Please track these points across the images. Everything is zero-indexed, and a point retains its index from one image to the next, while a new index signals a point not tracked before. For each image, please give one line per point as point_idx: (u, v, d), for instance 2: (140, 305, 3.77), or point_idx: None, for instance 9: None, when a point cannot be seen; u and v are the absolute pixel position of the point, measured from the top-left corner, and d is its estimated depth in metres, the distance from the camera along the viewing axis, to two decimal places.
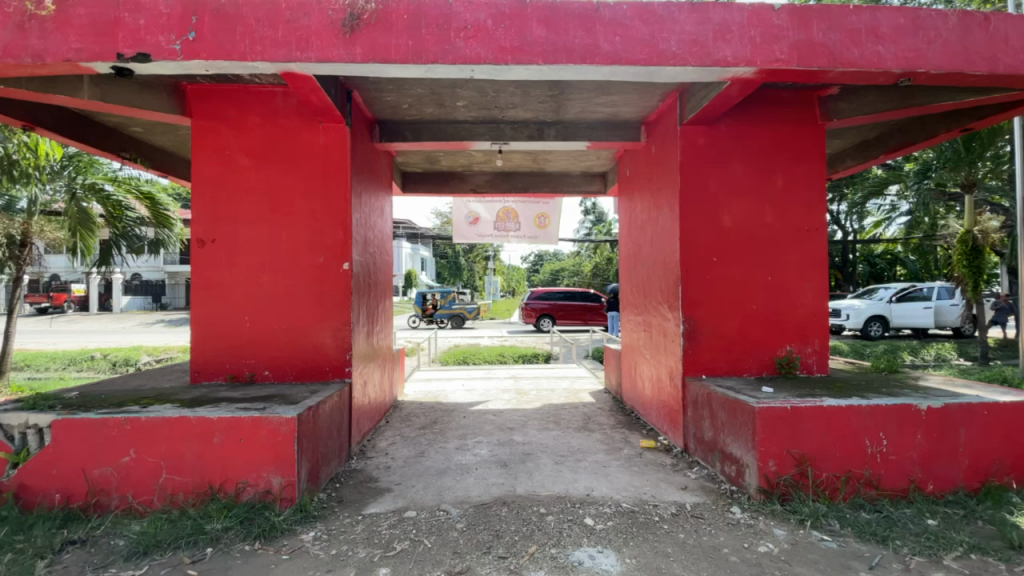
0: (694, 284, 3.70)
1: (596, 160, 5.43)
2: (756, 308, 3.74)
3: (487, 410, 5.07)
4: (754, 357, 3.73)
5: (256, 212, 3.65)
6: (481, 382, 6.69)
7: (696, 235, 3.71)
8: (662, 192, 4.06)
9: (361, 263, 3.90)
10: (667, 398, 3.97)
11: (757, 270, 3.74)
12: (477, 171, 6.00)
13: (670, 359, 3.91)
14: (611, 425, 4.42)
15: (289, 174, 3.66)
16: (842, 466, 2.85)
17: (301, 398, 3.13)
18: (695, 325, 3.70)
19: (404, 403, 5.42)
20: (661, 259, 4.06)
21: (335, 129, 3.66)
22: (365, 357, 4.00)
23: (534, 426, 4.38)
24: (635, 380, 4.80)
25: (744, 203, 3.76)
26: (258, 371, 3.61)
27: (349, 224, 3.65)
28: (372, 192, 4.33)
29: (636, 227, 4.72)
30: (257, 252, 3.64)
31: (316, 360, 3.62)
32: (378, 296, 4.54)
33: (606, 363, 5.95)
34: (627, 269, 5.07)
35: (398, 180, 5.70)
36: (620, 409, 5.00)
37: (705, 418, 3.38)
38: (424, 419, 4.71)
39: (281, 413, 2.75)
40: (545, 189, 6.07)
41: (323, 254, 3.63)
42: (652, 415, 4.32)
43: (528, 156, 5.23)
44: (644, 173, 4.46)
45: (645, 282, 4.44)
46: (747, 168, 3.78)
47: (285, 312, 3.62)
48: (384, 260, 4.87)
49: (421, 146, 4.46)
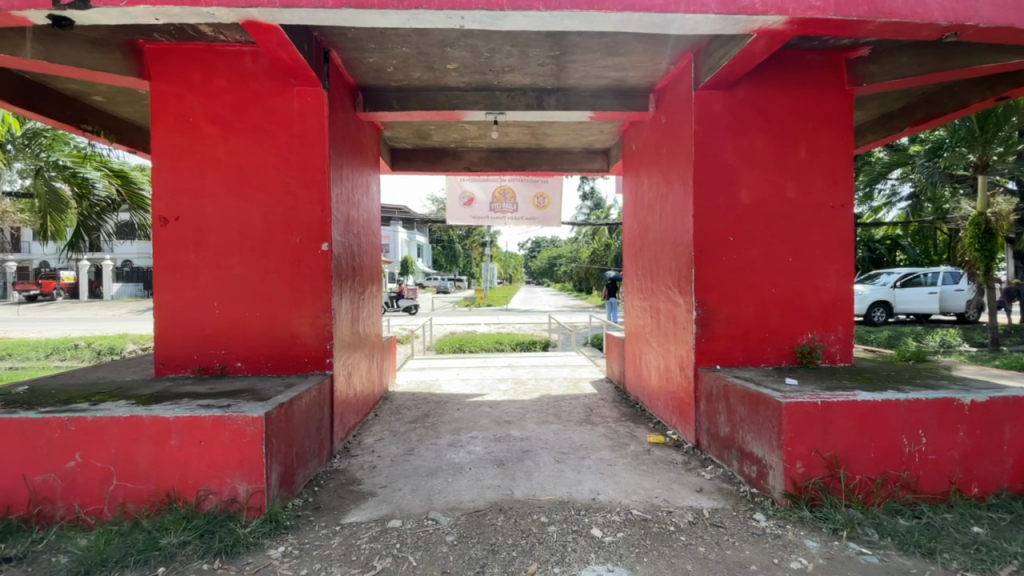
0: (708, 267, 3.37)
1: (599, 134, 5.06)
2: (776, 293, 3.42)
3: (482, 401, 4.76)
4: (772, 345, 3.42)
5: (224, 187, 3.28)
6: (477, 371, 6.38)
7: (711, 212, 3.37)
8: (672, 167, 3.71)
9: (343, 244, 3.54)
10: (676, 389, 3.68)
11: (778, 251, 3.42)
12: (471, 148, 5.62)
13: (679, 348, 3.61)
14: (615, 418, 4.13)
15: (260, 144, 3.28)
16: (876, 467, 2.57)
17: (272, 393, 2.80)
18: (709, 311, 3.38)
19: (395, 394, 5.11)
20: (671, 239, 3.73)
21: (310, 93, 3.27)
22: (349, 346, 3.67)
23: (532, 419, 4.08)
24: (641, 369, 4.50)
25: (765, 177, 3.41)
26: (229, 363, 3.28)
27: (328, 201, 3.28)
28: (356, 167, 3.95)
29: (642, 206, 4.38)
30: (226, 232, 3.28)
31: (293, 351, 3.28)
32: (365, 280, 4.19)
33: (609, 351, 5.66)
34: (632, 251, 4.74)
35: (387, 156, 5.32)
36: (624, 401, 4.71)
37: (721, 413, 3.09)
38: (415, 412, 4.40)
39: (247, 412, 2.43)
40: (544, 167, 5.68)
41: (300, 233, 3.27)
42: (659, 407, 4.03)
43: (526, 129, 4.86)
44: (652, 146, 4.10)
45: (652, 266, 4.12)
46: (768, 139, 3.42)
47: (258, 298, 3.28)
48: (372, 242, 4.51)
49: (409, 116, 4.08)
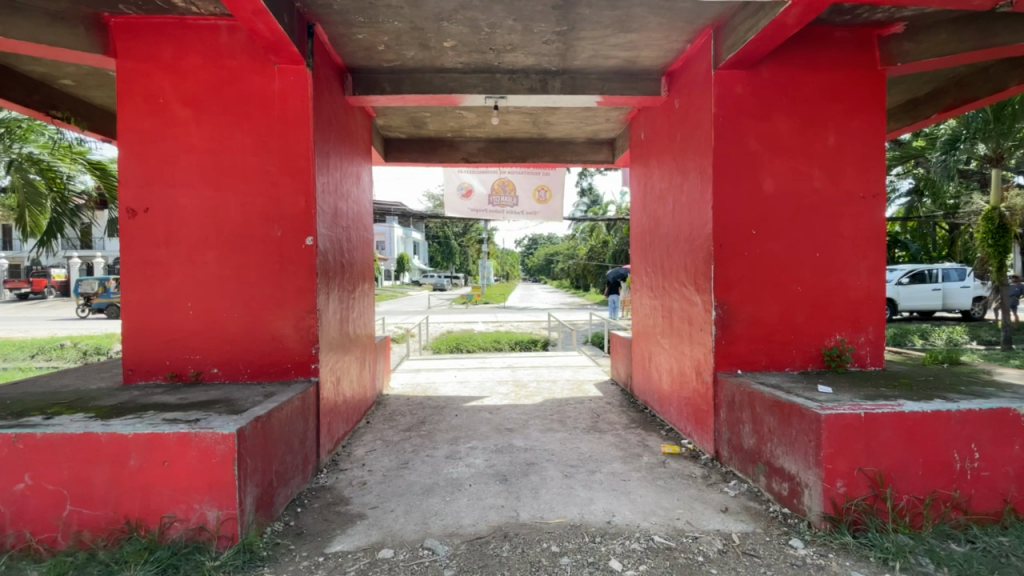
0: (729, 263, 3.09)
1: (605, 123, 4.77)
2: (802, 291, 3.14)
3: (482, 406, 4.47)
4: (798, 348, 3.14)
5: (197, 175, 2.97)
6: (475, 373, 6.09)
7: (732, 204, 3.10)
8: (688, 155, 3.42)
9: (330, 239, 3.25)
10: (691, 394, 3.41)
11: (804, 246, 3.14)
12: (469, 138, 5.32)
13: (695, 351, 3.33)
14: (625, 425, 3.85)
15: (238, 129, 2.97)
16: (924, 485, 2.31)
17: (249, 404, 2.51)
18: (730, 311, 3.10)
19: (389, 397, 4.83)
20: (686, 233, 3.45)
21: (293, 72, 2.97)
22: (337, 349, 3.39)
23: (536, 427, 3.80)
24: (650, 371, 4.22)
25: (790, 165, 3.13)
26: (204, 369, 2.98)
27: (313, 191, 2.99)
28: (345, 155, 3.65)
29: (652, 198, 4.09)
30: (200, 225, 2.97)
31: (275, 356, 2.98)
32: (356, 278, 3.90)
33: (614, 352, 5.39)
34: (640, 246, 4.46)
35: (380, 146, 5.02)
36: (632, 405, 4.44)
37: (745, 423, 2.82)
38: (410, 419, 4.10)
39: (216, 429, 2.13)
40: (546, 158, 5.39)
41: (282, 226, 2.97)
42: (671, 413, 3.76)
43: (528, 117, 4.58)
44: (665, 133, 3.81)
45: (664, 262, 3.84)
46: (794, 124, 3.14)
47: (236, 297, 2.98)
48: (363, 237, 4.21)
49: (403, 100, 3.78)
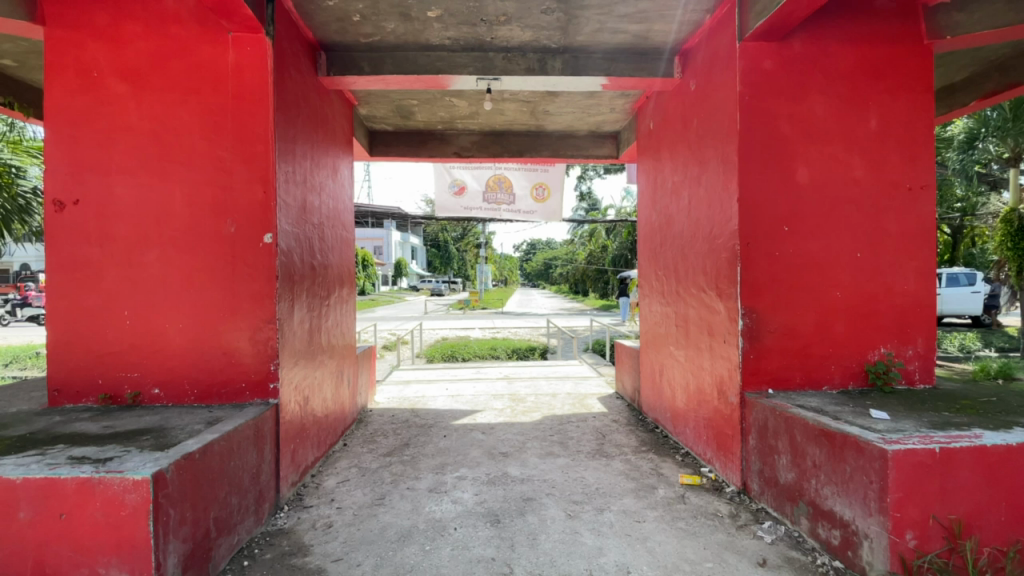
0: (758, 266, 2.66)
1: (610, 112, 4.35)
2: (841, 298, 2.72)
3: (473, 425, 4.01)
4: (837, 363, 2.72)
5: (136, 162, 2.53)
6: (468, 385, 5.63)
7: (762, 197, 2.67)
8: (706, 144, 3.00)
9: (296, 237, 2.81)
10: (713, 415, 2.97)
11: (843, 246, 2.72)
12: (461, 131, 4.89)
13: (717, 367, 2.90)
14: (634, 448, 3.41)
15: (185, 107, 2.54)
16: (1009, 535, 1.88)
17: (184, 436, 2.06)
18: (759, 320, 2.67)
19: (372, 414, 4.37)
20: (705, 232, 3.02)
21: (249, 42, 2.54)
22: (305, 363, 2.94)
23: (534, 451, 3.34)
24: (662, 386, 3.77)
25: (826, 153, 2.72)
26: (143, 390, 2.53)
27: (274, 180, 2.54)
28: (317, 144, 3.21)
29: (663, 194, 3.67)
30: (138, 220, 2.52)
31: (227, 375, 2.53)
32: (331, 283, 3.45)
33: (619, 363, 4.94)
34: (649, 248, 4.03)
35: (363, 139, 4.59)
36: (641, 424, 3.99)
37: (781, 454, 2.38)
38: (393, 441, 3.64)
39: (129, 473, 1.69)
40: (545, 153, 4.96)
41: (235, 221, 2.52)
42: (687, 435, 3.32)
43: (525, 105, 4.16)
44: (678, 119, 3.40)
45: (678, 265, 3.42)
46: (831, 105, 2.73)
47: (180, 305, 2.52)
48: (342, 237, 3.78)
49: (385, 82, 3.36)
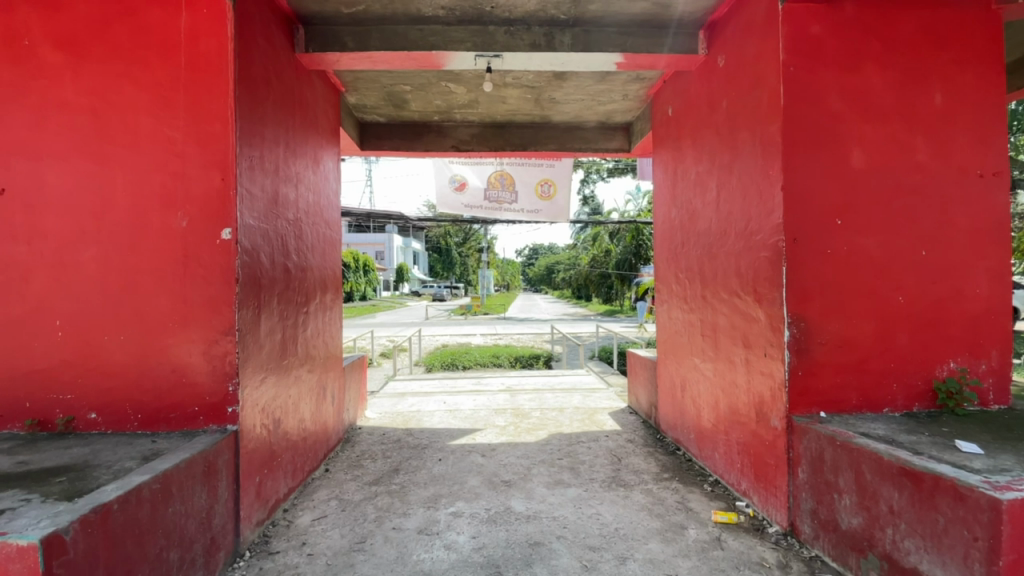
0: (807, 266, 2.25)
1: (622, 99, 3.96)
2: (904, 304, 2.31)
3: (472, 446, 3.58)
4: (900, 381, 2.30)
5: (71, 143, 2.14)
6: (468, 398, 5.20)
7: (811, 185, 2.27)
8: (740, 126, 2.60)
9: (264, 234, 2.41)
10: (750, 440, 2.55)
11: (906, 242, 2.31)
12: (460, 122, 4.51)
13: (756, 385, 2.48)
14: (656, 476, 2.98)
15: (130, 80, 2.15)
16: None
17: (108, 478, 1.66)
18: (808, 330, 2.25)
19: (360, 433, 3.95)
20: (739, 228, 2.62)
21: (206, 3, 2.15)
22: (276, 380, 2.53)
23: (542, 480, 2.91)
24: (684, 403, 3.34)
25: (885, 133, 2.31)
26: (78, 415, 2.13)
27: (234, 165, 2.15)
28: (294, 129, 2.82)
29: (685, 187, 3.27)
30: (72, 212, 2.13)
31: (178, 397, 2.13)
32: (311, 288, 3.05)
33: (632, 374, 4.51)
34: (668, 248, 3.62)
35: (353, 131, 4.21)
36: (660, 445, 3.56)
37: (843, 493, 1.97)
38: (381, 466, 3.21)
39: (15, 536, 1.29)
40: (551, 146, 4.56)
41: (188, 214, 2.13)
42: (716, 461, 2.90)
43: (529, 90, 3.77)
44: (704, 101, 3.00)
45: (705, 267, 3.01)
46: (890, 78, 2.32)
47: (122, 314, 2.12)
48: (325, 236, 3.38)
49: (372, 60, 2.97)
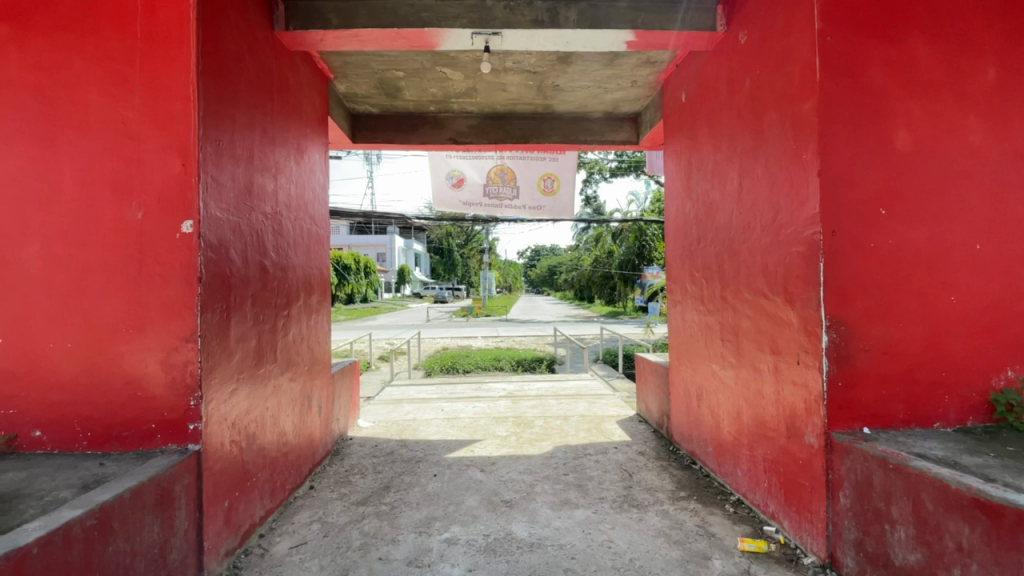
0: (846, 262, 1.98)
1: (631, 85, 3.70)
2: (956, 304, 2.04)
3: (470, 459, 3.31)
4: (952, 391, 2.03)
5: (13, 125, 1.89)
6: (467, 404, 4.94)
7: (850, 171, 2.01)
8: (766, 107, 2.34)
9: (234, 228, 2.15)
10: (780, 457, 2.27)
11: (959, 234, 2.04)
12: (457, 113, 4.25)
13: (787, 397, 2.21)
14: (672, 495, 2.70)
15: (80, 53, 1.90)
16: None
17: (34, 516, 1.42)
18: (848, 335, 1.99)
19: (351, 444, 3.69)
20: (766, 221, 2.35)
21: None
22: (250, 391, 2.27)
23: (546, 500, 2.64)
24: (701, 413, 3.07)
25: (933, 111, 2.05)
26: (21, 433, 1.88)
27: (196, 148, 1.90)
28: (273, 113, 2.57)
29: (702, 178, 3.00)
30: (13, 203, 1.87)
31: (133, 412, 1.88)
32: (293, 289, 2.79)
33: (642, 380, 4.24)
34: (683, 244, 3.35)
35: (344, 122, 3.96)
36: (674, 458, 3.28)
37: (896, 524, 1.71)
38: (371, 482, 2.94)
39: None
40: (555, 138, 4.31)
41: (144, 205, 1.88)
42: (739, 478, 2.63)
43: (531, 76, 3.51)
44: (723, 83, 2.73)
45: (725, 265, 2.74)
46: (939, 48, 2.05)
47: (69, 318, 1.87)
48: (311, 233, 3.12)
49: (359, 39, 2.72)
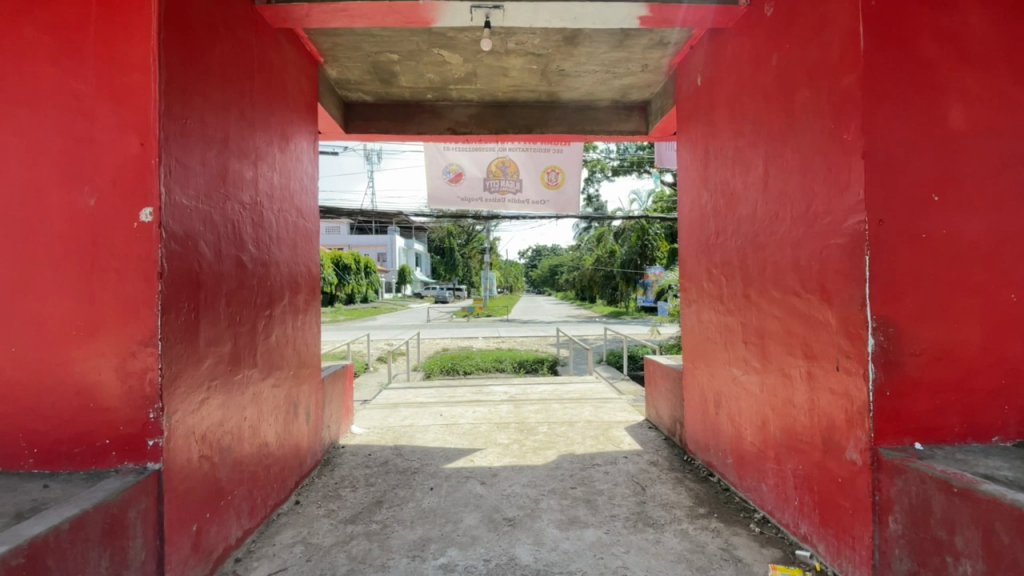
0: (895, 255, 1.75)
1: (641, 71, 3.47)
2: (1018, 303, 1.80)
3: (470, 470, 3.08)
4: (1013, 401, 1.80)
5: None
6: (467, 409, 4.71)
7: (899, 152, 1.77)
8: (798, 85, 2.10)
9: (204, 218, 1.92)
10: (814, 473, 2.04)
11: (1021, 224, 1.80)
12: (457, 102, 4.03)
13: (824, 407, 1.98)
14: (690, 513, 2.47)
15: (24, 18, 1.66)
16: None
17: None
18: (896, 338, 1.75)
19: (343, 453, 3.46)
20: (798, 211, 2.12)
21: None
22: (224, 400, 2.04)
23: (553, 517, 2.41)
24: (720, 421, 2.83)
25: (991, 85, 1.81)
26: None
27: (158, 127, 1.67)
28: (253, 95, 2.34)
29: (721, 166, 2.77)
30: None
31: (86, 426, 1.65)
32: (275, 287, 2.55)
33: (652, 384, 4.01)
34: (699, 239, 3.12)
35: (336, 111, 3.74)
36: (689, 469, 3.05)
37: (961, 557, 1.49)
38: (362, 497, 2.71)
39: None
40: (560, 128, 4.08)
41: (97, 190, 1.64)
42: (765, 493, 2.40)
43: (535, 59, 3.28)
44: (746, 61, 2.49)
45: (748, 261, 2.51)
46: (999, 14, 1.82)
47: (11, 318, 1.63)
48: (297, 227, 2.88)
49: (348, 14, 2.49)
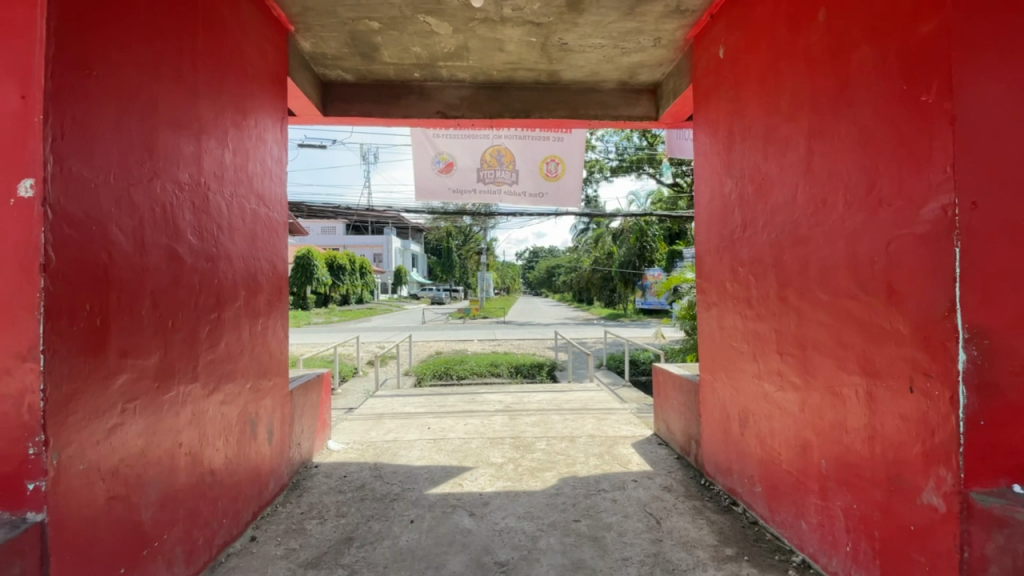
0: (992, 246, 1.37)
1: (654, 45, 3.09)
2: None
3: (458, 496, 2.69)
4: None
5: None
6: (458, 421, 4.31)
7: (998, 116, 1.39)
8: (857, 43, 1.73)
9: (117, 197, 1.52)
10: (875, 516, 1.66)
11: None
12: (448, 83, 3.66)
13: (890, 436, 1.60)
14: (717, 555, 2.09)
15: None
16: None
17: None
18: (995, 352, 1.37)
19: (315, 474, 3.06)
20: (855, 194, 1.74)
21: None
22: (147, 424, 1.64)
23: (554, 561, 2.03)
24: (746, 443, 2.45)
25: None
26: None
27: (43, 75, 1.27)
28: (195, 53, 1.94)
29: (750, 148, 2.40)
30: None
31: None
32: (226, 285, 2.16)
33: (662, 395, 3.63)
34: (720, 234, 2.74)
35: (312, 90, 3.35)
36: (709, 497, 2.66)
37: None
38: (331, 533, 2.31)
39: None
40: (561, 112, 3.70)
41: None
42: (805, 533, 2.01)
43: (534, 30, 2.90)
44: (784, 22, 2.11)
45: (786, 257, 2.13)
46: None
47: None
48: (258, 216, 2.49)
49: None
